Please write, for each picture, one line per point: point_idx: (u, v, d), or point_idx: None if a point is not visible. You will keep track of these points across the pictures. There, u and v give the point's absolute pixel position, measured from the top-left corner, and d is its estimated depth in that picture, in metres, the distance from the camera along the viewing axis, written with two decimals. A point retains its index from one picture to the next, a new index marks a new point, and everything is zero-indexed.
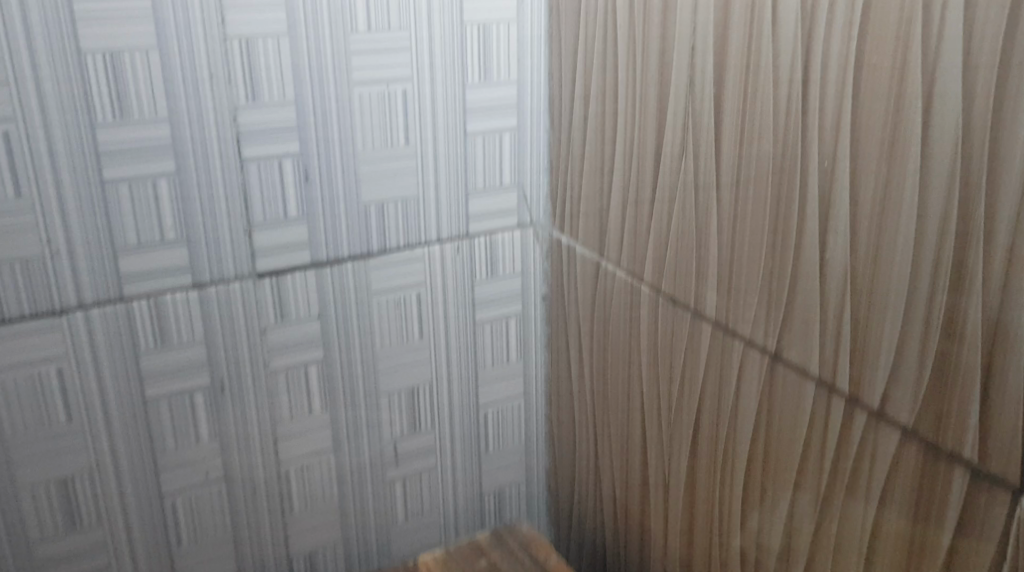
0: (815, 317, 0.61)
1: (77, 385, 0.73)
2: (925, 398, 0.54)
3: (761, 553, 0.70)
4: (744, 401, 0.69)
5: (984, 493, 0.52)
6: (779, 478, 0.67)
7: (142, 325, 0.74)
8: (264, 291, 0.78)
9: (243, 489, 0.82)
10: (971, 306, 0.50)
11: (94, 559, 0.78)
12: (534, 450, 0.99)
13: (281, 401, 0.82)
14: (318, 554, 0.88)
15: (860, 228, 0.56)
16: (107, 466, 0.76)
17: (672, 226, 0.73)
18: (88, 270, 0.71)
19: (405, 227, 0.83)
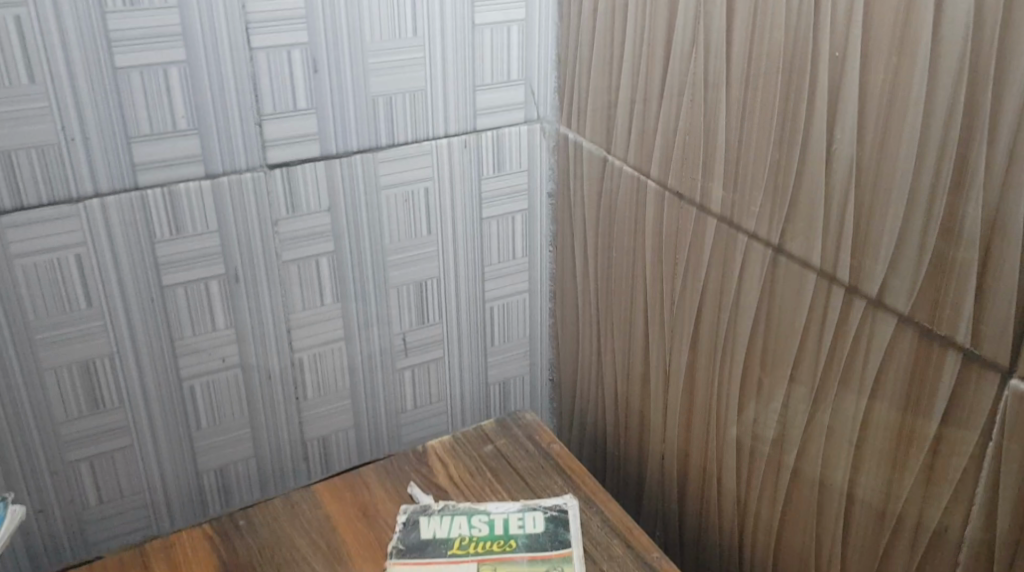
0: (818, 209, 0.62)
1: (96, 272, 0.75)
2: (920, 287, 0.56)
3: (755, 438, 0.74)
4: (745, 292, 0.70)
5: (974, 376, 0.54)
6: (777, 367, 0.69)
7: (158, 213, 0.76)
8: (276, 182, 0.79)
9: (258, 375, 0.85)
10: (971, 197, 0.51)
11: (118, 438, 0.81)
12: (538, 343, 1.02)
13: (293, 291, 0.84)
14: (330, 438, 0.92)
15: (868, 119, 0.57)
16: (127, 351, 0.79)
17: (680, 120, 0.73)
18: (103, 158, 0.72)
19: (414, 120, 0.83)
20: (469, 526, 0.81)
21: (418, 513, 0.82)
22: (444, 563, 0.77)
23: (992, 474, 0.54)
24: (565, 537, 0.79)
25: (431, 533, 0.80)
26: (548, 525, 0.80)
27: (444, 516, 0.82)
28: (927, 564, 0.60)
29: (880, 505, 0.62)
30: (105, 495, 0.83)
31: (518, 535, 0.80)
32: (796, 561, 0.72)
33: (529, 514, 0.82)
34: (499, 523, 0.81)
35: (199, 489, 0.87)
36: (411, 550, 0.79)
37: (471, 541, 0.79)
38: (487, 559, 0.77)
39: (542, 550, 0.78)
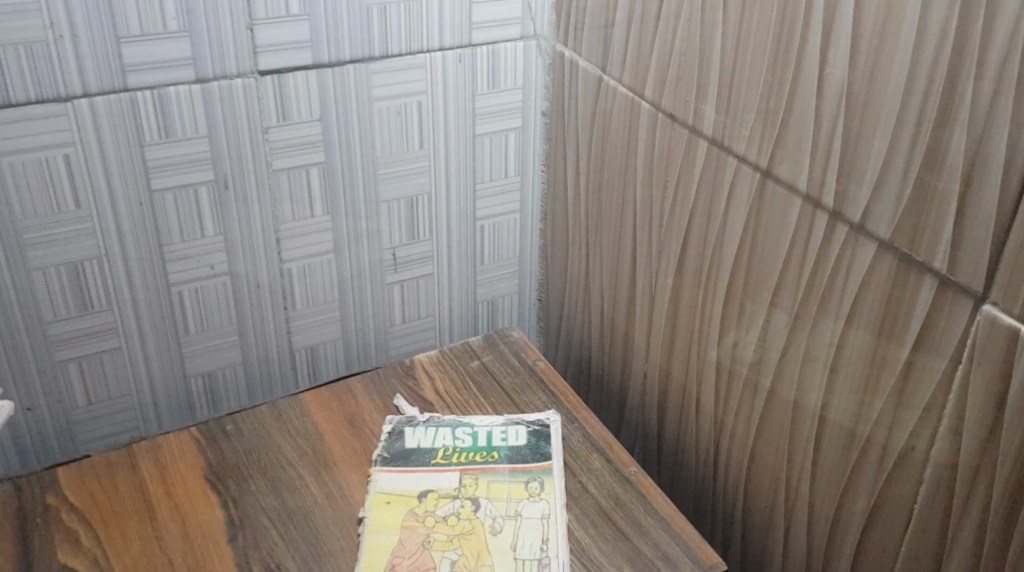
0: (808, 133, 0.62)
1: (85, 174, 0.75)
2: (902, 213, 0.56)
3: (734, 360, 0.75)
4: (732, 216, 0.71)
5: (948, 301, 0.54)
6: (758, 292, 0.70)
7: (147, 116, 0.75)
8: (267, 90, 0.79)
9: (247, 283, 0.86)
10: (957, 123, 0.51)
11: (106, 341, 0.82)
12: (528, 263, 1.03)
13: (283, 201, 0.84)
14: (318, 349, 0.93)
15: (861, 42, 0.56)
16: (115, 254, 0.79)
17: (677, 41, 0.72)
18: (92, 57, 0.71)
19: (408, 31, 0.82)
20: (453, 438, 0.82)
21: (404, 424, 0.84)
22: (427, 472, 0.79)
23: (959, 397, 0.55)
24: (546, 450, 0.81)
25: (416, 443, 0.82)
26: (530, 438, 0.82)
27: (430, 428, 0.84)
28: (892, 483, 0.61)
29: (851, 426, 0.64)
30: (93, 397, 0.84)
31: (500, 447, 0.81)
32: (767, 479, 0.74)
33: (512, 427, 0.84)
34: (482, 436, 0.83)
35: (187, 393, 0.89)
36: (396, 458, 0.80)
37: (454, 451, 0.81)
38: (469, 469, 0.79)
39: (524, 462, 0.80)
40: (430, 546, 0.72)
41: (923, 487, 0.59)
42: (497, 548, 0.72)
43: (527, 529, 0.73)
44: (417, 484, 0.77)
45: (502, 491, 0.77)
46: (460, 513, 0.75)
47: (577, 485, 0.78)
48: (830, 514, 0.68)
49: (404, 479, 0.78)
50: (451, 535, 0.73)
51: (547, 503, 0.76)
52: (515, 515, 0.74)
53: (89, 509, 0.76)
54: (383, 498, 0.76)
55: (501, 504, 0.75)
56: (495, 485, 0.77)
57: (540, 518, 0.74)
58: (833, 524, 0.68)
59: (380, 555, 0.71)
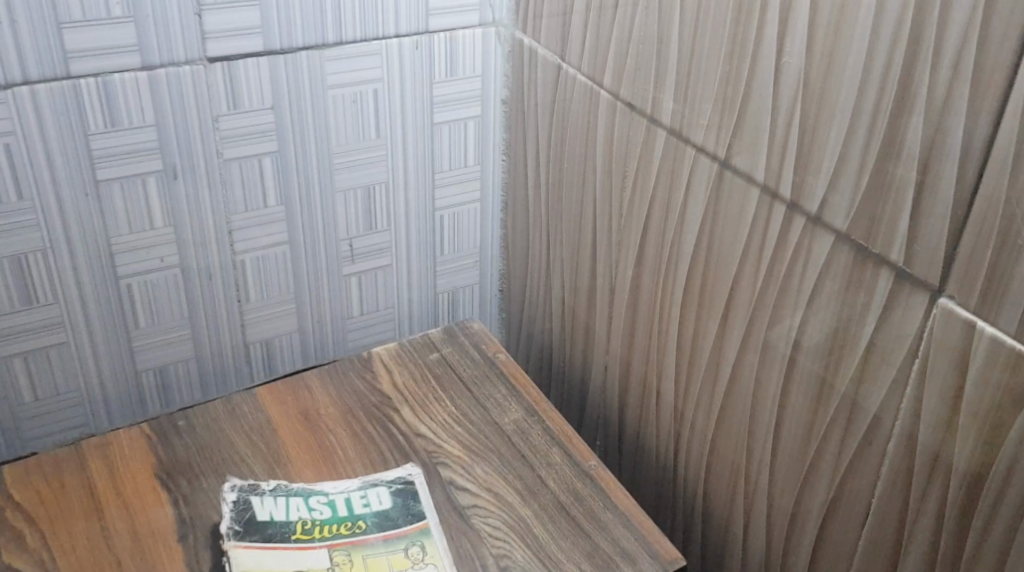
0: (764, 124, 0.61)
1: (27, 163, 0.72)
2: (858, 204, 0.56)
3: (694, 352, 0.74)
4: (691, 207, 0.70)
5: (905, 294, 0.54)
6: (717, 284, 0.69)
7: (92, 104, 0.73)
8: (216, 77, 0.77)
9: (198, 275, 0.84)
10: (914, 113, 0.51)
11: (53, 335, 0.80)
12: (488, 252, 1.01)
13: (235, 191, 0.82)
14: (274, 342, 0.92)
15: (817, 31, 0.55)
16: (60, 246, 0.77)
17: (635, 29, 0.71)
18: (33, 43, 0.69)
19: (363, 17, 0.80)
20: (310, 510, 0.73)
21: (247, 496, 0.75)
22: (291, 550, 0.69)
23: (916, 391, 0.55)
24: (417, 510, 0.74)
25: (268, 516, 0.73)
26: (396, 499, 0.75)
27: (279, 499, 0.74)
28: (850, 476, 0.61)
29: (809, 420, 0.64)
30: (40, 393, 0.82)
31: (365, 515, 0.73)
32: (727, 473, 0.74)
33: (372, 490, 0.76)
34: (341, 504, 0.74)
35: (138, 388, 0.86)
36: (252, 535, 0.71)
37: (314, 526, 0.72)
38: (338, 544, 0.70)
39: (395, 527, 0.72)
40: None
41: (881, 479, 0.59)
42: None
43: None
44: (285, 564, 0.68)
45: (382, 565, 0.69)
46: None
47: (535, 478, 0.78)
48: (788, 507, 0.68)
49: (267, 559, 0.69)
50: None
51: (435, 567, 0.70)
52: None
53: (35, 509, 0.74)
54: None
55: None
56: (372, 559, 0.69)
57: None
58: (792, 516, 0.68)
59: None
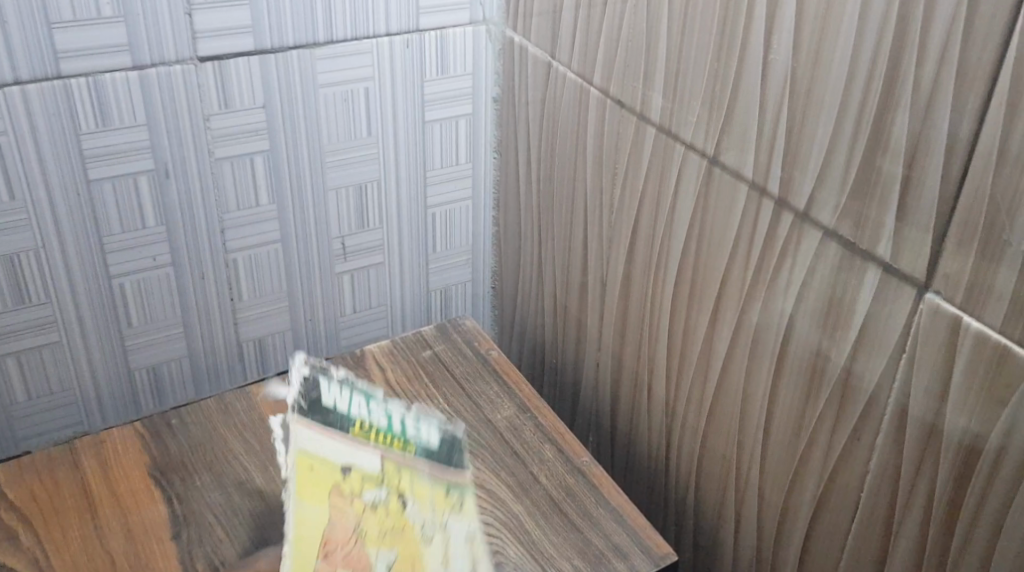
0: (752, 120, 0.61)
1: (18, 162, 0.72)
2: (845, 200, 0.56)
3: (684, 348, 0.75)
4: (681, 203, 0.70)
5: (892, 289, 0.55)
6: (707, 279, 0.70)
7: (82, 103, 0.73)
8: (207, 76, 0.77)
9: (191, 274, 0.84)
10: (899, 110, 0.51)
11: (45, 334, 0.80)
12: (480, 249, 1.02)
13: (227, 190, 0.82)
14: (267, 340, 0.92)
15: (804, 28, 0.56)
16: (52, 245, 0.77)
17: (624, 27, 0.71)
18: (23, 43, 0.69)
19: (354, 16, 0.81)
20: (372, 412, 0.66)
21: (316, 371, 0.66)
22: (347, 444, 0.64)
23: (903, 385, 0.56)
24: (461, 459, 0.68)
25: (330, 403, 0.65)
26: (444, 439, 0.69)
27: (343, 392, 0.66)
28: (839, 471, 0.62)
29: (798, 415, 0.64)
30: (33, 392, 0.82)
31: (417, 446, 0.67)
32: (718, 468, 0.74)
33: (424, 413, 0.69)
34: (396, 419, 0.67)
35: (131, 387, 0.87)
36: (312, 413, 0.64)
37: (371, 433, 0.65)
38: (390, 454, 0.65)
39: (444, 464, 0.67)
40: (363, 538, 0.64)
41: (870, 473, 0.59)
42: (428, 561, 0.65)
43: (455, 543, 0.66)
44: (341, 454, 0.64)
45: (426, 492, 0.66)
46: (386, 508, 0.64)
47: (528, 475, 0.78)
48: (779, 501, 0.68)
49: (325, 442, 0.64)
50: (381, 530, 0.64)
51: (468, 519, 0.67)
52: (442, 526, 0.66)
53: (29, 507, 0.74)
54: (305, 462, 0.64)
55: (426, 509, 0.66)
56: (418, 487, 0.66)
57: (467, 537, 0.67)
58: (782, 511, 0.68)
59: (310, 538, 0.64)
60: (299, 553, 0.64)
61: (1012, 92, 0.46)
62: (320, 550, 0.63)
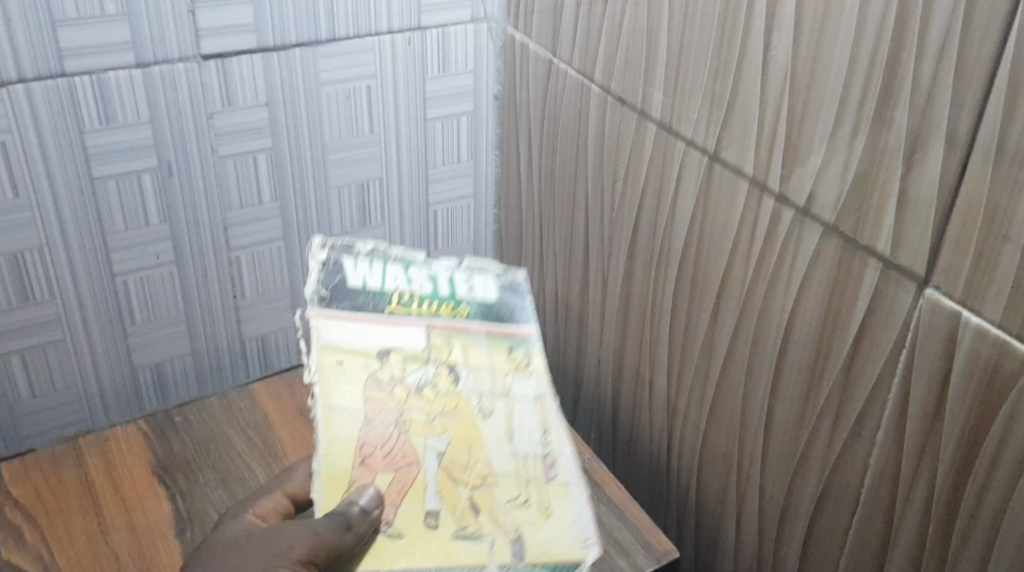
0: (753, 116, 0.62)
1: (23, 160, 0.73)
2: (845, 196, 0.56)
3: (686, 343, 0.75)
4: (681, 200, 0.71)
5: (892, 283, 0.55)
6: (708, 275, 0.70)
7: (86, 100, 0.73)
8: (210, 74, 0.77)
9: (194, 271, 0.84)
10: (899, 106, 0.51)
11: (49, 332, 0.80)
12: (482, 247, 1.02)
13: (230, 188, 0.83)
14: (270, 338, 0.92)
15: (804, 24, 0.56)
16: (56, 243, 0.77)
17: (625, 24, 0.72)
18: (27, 41, 0.69)
19: (355, 14, 0.81)
20: (408, 282, 0.75)
21: (339, 253, 0.76)
22: (381, 323, 0.72)
23: (904, 379, 0.56)
24: (516, 311, 0.76)
25: (360, 282, 0.74)
26: (499, 294, 0.77)
27: (374, 263, 0.75)
28: (841, 466, 0.62)
29: (799, 410, 0.64)
30: (37, 390, 0.82)
31: (468, 301, 0.76)
32: (719, 463, 0.75)
33: (475, 274, 0.78)
34: (443, 282, 0.76)
35: (135, 385, 0.87)
36: (339, 302, 0.72)
37: (414, 299, 0.74)
38: (435, 325, 0.73)
39: (505, 323, 0.75)
40: (407, 433, 0.67)
41: (871, 468, 0.60)
42: (487, 436, 0.69)
43: (519, 413, 0.71)
44: (375, 341, 0.71)
45: (479, 358, 0.73)
46: (436, 383, 0.71)
47: None
48: (780, 496, 0.68)
49: (357, 331, 0.71)
50: (430, 415, 0.69)
51: (537, 380, 0.73)
52: (504, 394, 0.72)
53: (34, 505, 0.75)
54: (331, 357, 0.69)
55: (484, 377, 0.72)
56: (471, 351, 0.73)
57: (534, 399, 0.72)
58: (784, 507, 0.68)
59: (342, 449, 0.66)
60: (328, 472, 0.64)
61: (1011, 88, 0.46)
62: (356, 456, 0.65)
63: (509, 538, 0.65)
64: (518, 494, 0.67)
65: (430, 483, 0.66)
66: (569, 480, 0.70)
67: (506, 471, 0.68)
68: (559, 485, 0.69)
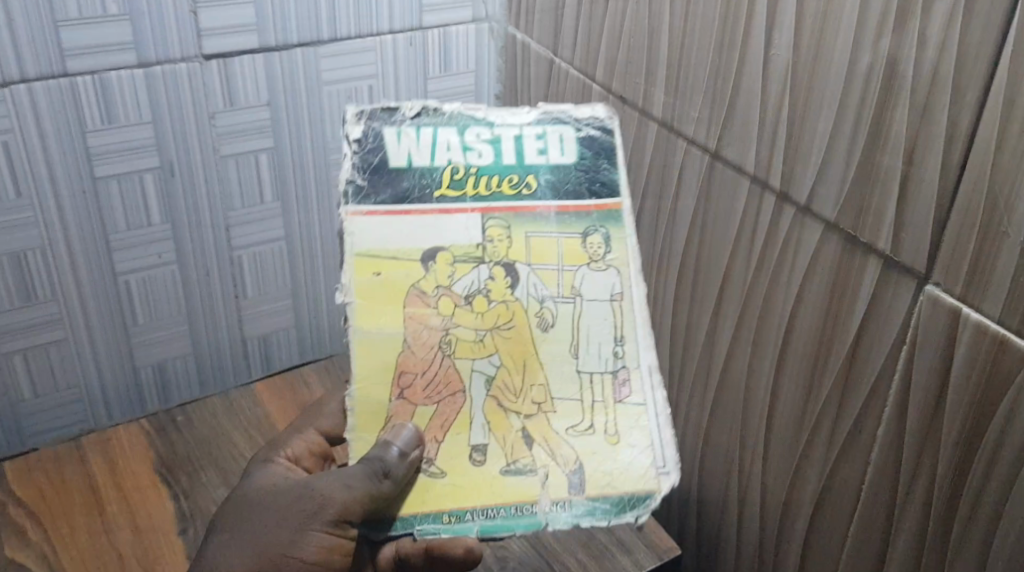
0: (754, 114, 0.62)
1: (25, 159, 0.73)
2: (846, 194, 0.56)
3: (688, 342, 0.75)
4: (682, 199, 0.71)
5: (892, 281, 0.55)
6: (709, 273, 0.70)
7: (88, 100, 0.73)
8: (212, 73, 0.77)
9: (196, 271, 0.85)
10: (899, 104, 0.52)
11: (51, 332, 0.80)
12: None
13: (232, 187, 0.83)
14: (272, 337, 0.92)
15: (805, 24, 0.56)
16: (59, 242, 0.77)
17: (625, 24, 0.72)
18: (29, 41, 0.69)
19: (357, 14, 0.81)
20: (463, 151, 0.61)
21: (380, 125, 0.62)
22: (430, 215, 0.60)
23: (903, 377, 0.56)
24: (600, 179, 0.62)
25: (405, 160, 0.61)
26: (578, 151, 0.62)
27: (423, 134, 0.62)
28: (842, 464, 0.62)
29: (801, 408, 0.64)
30: (40, 389, 0.82)
31: (538, 168, 0.61)
32: (721, 462, 0.75)
33: (549, 128, 0.63)
34: (508, 147, 0.61)
35: (137, 385, 0.87)
36: (378, 192, 0.60)
37: (468, 175, 0.60)
38: (494, 209, 0.60)
39: (579, 196, 0.61)
40: (452, 352, 0.58)
41: (871, 465, 0.60)
42: (546, 353, 0.59)
43: (591, 315, 0.60)
44: (421, 239, 0.59)
45: (549, 250, 0.60)
46: (489, 292, 0.59)
47: None
48: (782, 494, 0.68)
49: (398, 225, 0.59)
50: (480, 331, 0.59)
51: (619, 271, 0.60)
52: (574, 297, 0.60)
53: (36, 504, 0.78)
54: (366, 264, 0.59)
55: (551, 274, 0.60)
56: (536, 242, 0.60)
57: (609, 299, 0.60)
58: (785, 504, 0.68)
59: (377, 377, 0.58)
60: (364, 407, 0.58)
61: (1010, 84, 0.46)
62: (394, 385, 0.58)
63: (565, 468, 0.58)
64: (581, 420, 0.59)
65: (477, 413, 0.58)
66: (643, 398, 0.59)
67: (568, 395, 0.59)
68: (630, 407, 0.59)
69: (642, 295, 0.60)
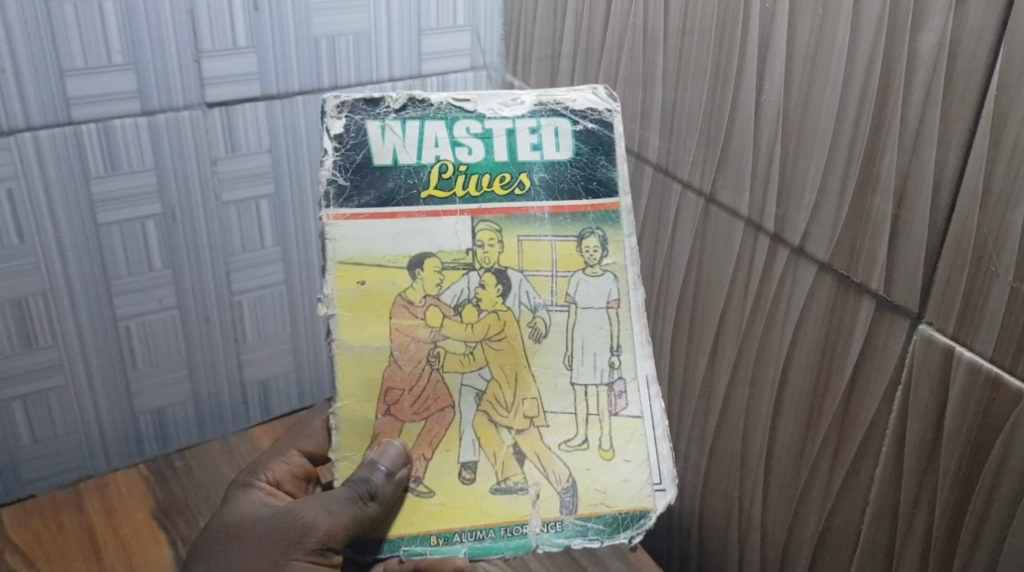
0: (748, 158, 0.63)
1: (28, 204, 0.73)
2: (839, 235, 0.57)
3: (686, 383, 0.75)
4: (678, 243, 0.72)
5: (886, 321, 0.56)
6: (706, 313, 0.71)
7: (93, 148, 0.74)
8: (214, 120, 0.79)
9: (197, 316, 0.85)
10: (887, 147, 0.53)
11: (50, 377, 0.80)
12: None
13: (233, 232, 0.84)
14: (271, 382, 0.92)
15: (795, 70, 0.58)
16: (60, 287, 0.78)
17: (620, 72, 0.74)
18: (36, 90, 0.71)
19: (357, 63, 0.83)
20: (452, 147, 0.58)
21: (363, 118, 0.59)
22: (416, 219, 0.58)
23: (900, 417, 0.56)
24: (596, 178, 0.60)
25: (390, 157, 0.58)
26: (573, 146, 0.60)
27: (409, 127, 0.59)
28: (841, 505, 0.62)
29: (799, 449, 0.64)
30: (38, 435, 0.81)
31: (531, 166, 0.59)
32: (721, 504, 0.74)
33: (544, 120, 0.60)
34: (498, 142, 0.59)
35: (135, 431, 0.86)
36: (361, 194, 0.58)
37: (458, 174, 0.58)
38: (486, 209, 0.58)
39: (574, 196, 0.59)
40: (440, 366, 0.58)
41: (870, 506, 0.60)
42: (539, 365, 0.59)
43: (585, 325, 0.59)
44: (408, 245, 0.58)
45: (542, 254, 0.58)
46: (479, 301, 0.58)
47: None
48: (782, 536, 0.68)
49: (384, 232, 0.58)
50: (469, 342, 0.58)
51: (614, 277, 0.59)
52: (568, 305, 0.59)
53: (34, 551, 0.78)
54: (351, 272, 0.57)
55: (544, 281, 0.59)
56: (528, 244, 0.58)
57: (605, 306, 0.59)
58: (785, 547, 0.68)
59: (361, 395, 0.58)
60: (349, 426, 0.58)
61: (995, 125, 0.47)
62: (380, 401, 0.58)
63: (558, 485, 0.58)
64: (574, 435, 0.59)
65: (466, 429, 0.58)
66: (640, 410, 0.59)
67: (562, 409, 0.59)
68: (625, 420, 0.59)
69: (640, 301, 0.60)
